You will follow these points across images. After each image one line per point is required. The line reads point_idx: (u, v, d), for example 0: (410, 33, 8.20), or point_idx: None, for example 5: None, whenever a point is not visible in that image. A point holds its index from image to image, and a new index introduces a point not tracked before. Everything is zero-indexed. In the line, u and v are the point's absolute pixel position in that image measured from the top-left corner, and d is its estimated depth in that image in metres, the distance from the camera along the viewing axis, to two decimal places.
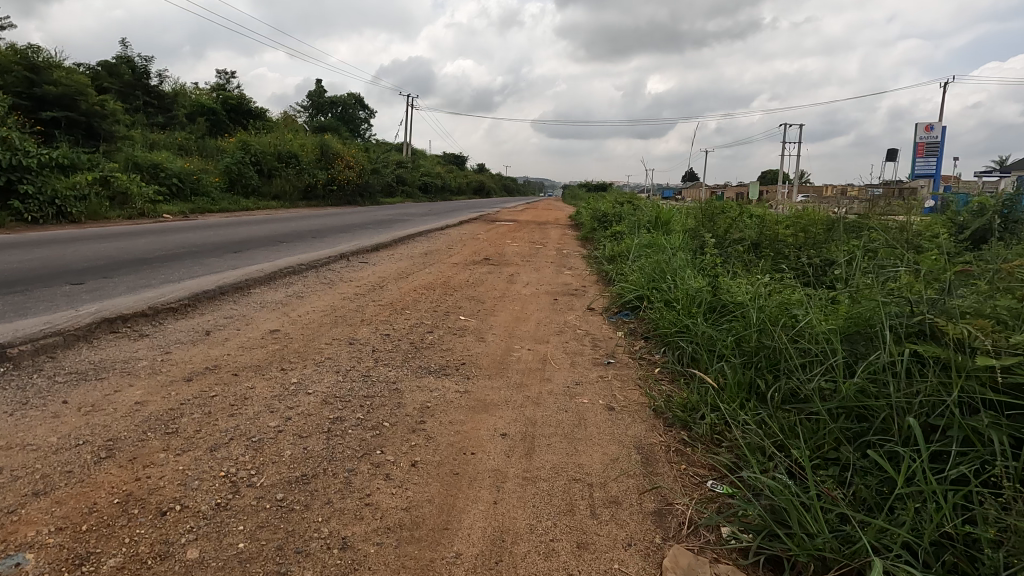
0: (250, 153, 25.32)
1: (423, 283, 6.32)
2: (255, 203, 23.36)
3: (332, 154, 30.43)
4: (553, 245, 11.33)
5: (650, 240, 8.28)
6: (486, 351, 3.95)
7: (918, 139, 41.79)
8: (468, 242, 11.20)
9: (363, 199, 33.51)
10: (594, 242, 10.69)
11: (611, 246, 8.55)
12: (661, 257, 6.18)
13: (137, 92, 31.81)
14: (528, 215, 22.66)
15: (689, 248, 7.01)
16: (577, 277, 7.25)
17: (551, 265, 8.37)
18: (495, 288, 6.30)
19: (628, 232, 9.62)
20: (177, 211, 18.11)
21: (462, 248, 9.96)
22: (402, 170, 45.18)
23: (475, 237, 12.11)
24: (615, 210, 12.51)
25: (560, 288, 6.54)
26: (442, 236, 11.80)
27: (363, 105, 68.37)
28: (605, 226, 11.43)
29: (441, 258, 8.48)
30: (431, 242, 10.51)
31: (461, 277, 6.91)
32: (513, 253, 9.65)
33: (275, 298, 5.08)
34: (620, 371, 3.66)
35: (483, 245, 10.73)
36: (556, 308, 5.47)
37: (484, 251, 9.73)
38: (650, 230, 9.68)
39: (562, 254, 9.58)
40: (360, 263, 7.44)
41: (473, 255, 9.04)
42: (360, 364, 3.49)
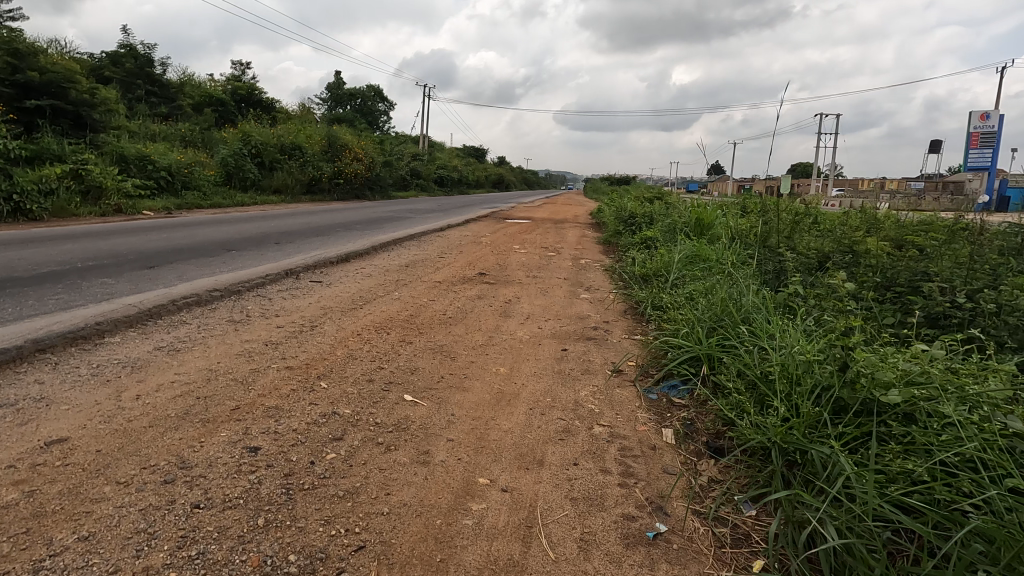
0: (250, 144, 23.83)
1: (377, 319, 4.48)
2: (253, 198, 21.86)
3: (340, 146, 28.88)
4: (568, 252, 9.39)
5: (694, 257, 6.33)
6: (422, 501, 2.09)
7: (970, 128, 38.62)
8: (467, 249, 9.33)
9: (372, 193, 31.86)
10: (619, 252, 8.72)
11: (641, 261, 6.59)
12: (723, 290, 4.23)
13: (139, 81, 30.47)
14: (545, 211, 20.73)
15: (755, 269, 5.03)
16: (596, 305, 5.39)
17: (562, 284, 6.47)
18: (481, 328, 4.46)
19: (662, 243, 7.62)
20: (158, 208, 16.58)
21: (456, 258, 8.16)
22: (415, 163, 43.41)
23: (477, 242, 10.22)
24: (643, 209, 10.56)
25: (574, 327, 4.65)
26: (438, 240, 10.00)
27: (379, 96, 66.69)
28: (632, 231, 9.43)
29: (424, 274, 6.63)
30: (421, 249, 8.66)
31: (438, 306, 5.06)
32: (519, 265, 7.76)
33: (127, 358, 3.29)
34: (678, 571, 1.78)
35: (485, 253, 8.87)
36: (563, 369, 3.61)
37: (482, 262, 7.85)
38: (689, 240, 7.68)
39: (578, 269, 7.64)
40: (310, 284, 5.63)
41: (464, 269, 7.19)
42: (128, 567, 1.66)
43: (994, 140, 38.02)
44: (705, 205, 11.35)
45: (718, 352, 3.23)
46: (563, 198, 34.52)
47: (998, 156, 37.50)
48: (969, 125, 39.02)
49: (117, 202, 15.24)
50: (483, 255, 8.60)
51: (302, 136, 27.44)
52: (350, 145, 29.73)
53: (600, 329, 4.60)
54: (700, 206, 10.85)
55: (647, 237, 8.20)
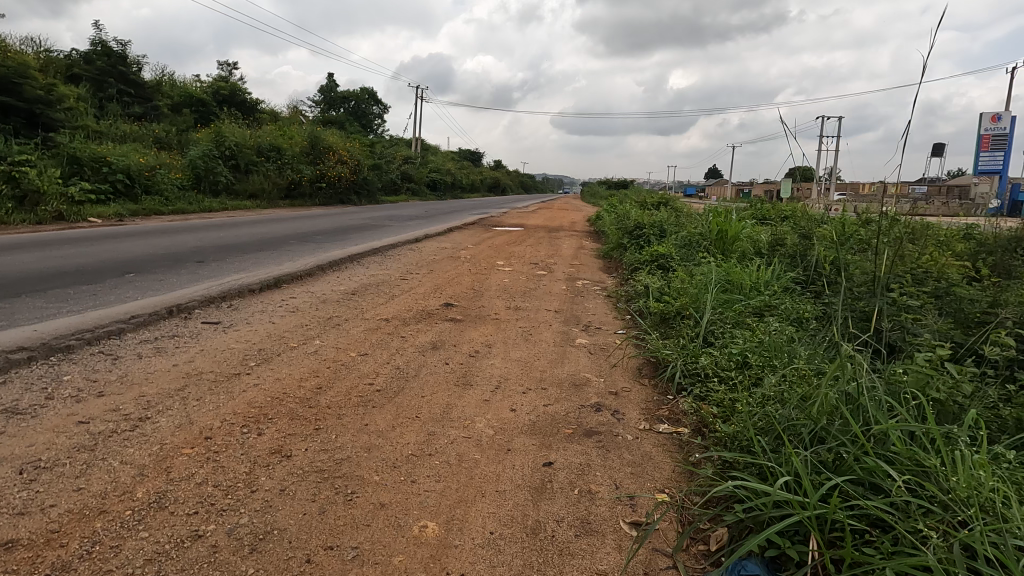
0: (223, 146, 22.26)
1: (260, 400, 2.88)
2: (224, 202, 20.26)
3: (322, 148, 27.29)
4: (561, 270, 7.82)
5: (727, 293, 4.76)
6: None
7: (982, 131, 37.27)
8: (440, 266, 7.76)
9: (358, 198, 30.27)
10: (623, 272, 7.14)
11: (657, 291, 5.03)
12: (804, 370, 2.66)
13: (111, 79, 28.76)
14: (539, 218, 19.18)
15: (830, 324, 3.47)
16: (597, 361, 3.84)
17: (552, 321, 4.91)
18: (420, 414, 2.85)
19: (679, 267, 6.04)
20: (110, 215, 15.01)
21: (422, 280, 6.60)
22: (406, 166, 41.78)
23: (454, 258, 8.64)
24: (650, 217, 9.01)
25: (566, 406, 3.07)
26: (406, 255, 8.43)
27: (372, 99, 64.93)
28: (639, 244, 7.84)
29: (371, 308, 5.04)
30: (383, 270, 7.09)
31: (368, 368, 3.46)
32: (500, 290, 6.18)
33: None
34: None
35: (461, 273, 7.29)
36: (542, 520, 2.02)
37: (453, 286, 6.26)
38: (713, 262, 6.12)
39: (574, 295, 6.05)
40: (198, 328, 4.05)
41: (427, 297, 5.61)
42: None
43: (1006, 143, 36.61)
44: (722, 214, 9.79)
45: (849, 524, 1.65)
46: (560, 203, 32.87)
47: (1010, 160, 36.08)
48: (979, 127, 37.63)
49: (58, 207, 13.60)
50: (458, 276, 7.05)
51: (281, 138, 25.87)
52: (334, 147, 28.13)
53: (605, 412, 3.01)
54: (716, 214, 9.28)
55: (661, 254, 6.61)
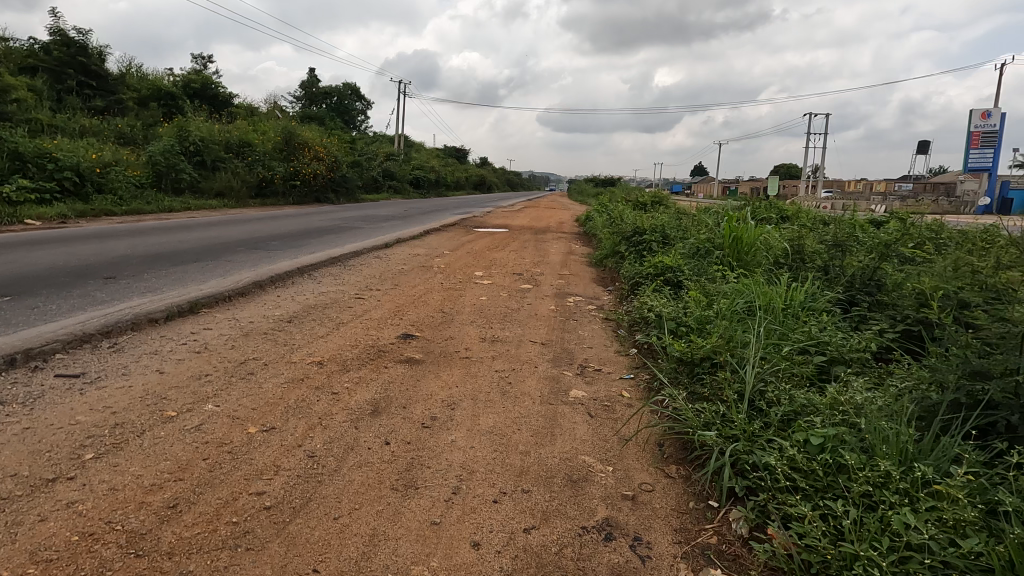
0: (188, 141, 20.83)
1: (59, 543, 1.75)
2: (186, 202, 18.85)
3: (296, 144, 25.91)
4: (549, 282, 6.75)
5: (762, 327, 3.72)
6: None
7: (971, 128, 36.94)
8: (408, 279, 6.64)
9: (336, 196, 28.95)
10: (622, 286, 6.09)
11: (671, 320, 3.98)
12: (955, 501, 1.62)
13: (70, 71, 27.01)
14: (525, 218, 18.11)
15: (939, 391, 2.42)
16: (599, 431, 2.76)
17: (538, 360, 3.83)
18: (323, 564, 1.75)
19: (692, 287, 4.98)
20: (52, 216, 13.62)
21: (381, 299, 5.49)
22: (388, 163, 40.42)
23: (426, 268, 7.53)
24: (649, 220, 7.98)
25: (558, 531, 1.98)
26: (370, 265, 7.31)
27: (354, 94, 63.26)
28: (639, 251, 6.78)
29: (305, 345, 3.90)
30: (337, 286, 5.95)
31: (266, 458, 2.33)
32: (474, 313, 5.08)
33: None
34: None
35: (430, 288, 6.16)
36: None
37: (417, 308, 5.14)
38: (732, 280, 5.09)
39: (565, 319, 4.97)
40: (42, 387, 2.89)
41: (381, 326, 4.50)
42: None
43: (996, 141, 36.28)
44: (728, 217, 8.77)
45: None
46: (547, 202, 31.72)
47: (1000, 156, 35.73)
48: (969, 126, 37.27)
49: None
50: (426, 292, 5.93)
51: (252, 133, 24.48)
52: (310, 143, 26.77)
53: (620, 544, 1.93)
54: (723, 218, 8.26)
55: (668, 266, 5.56)
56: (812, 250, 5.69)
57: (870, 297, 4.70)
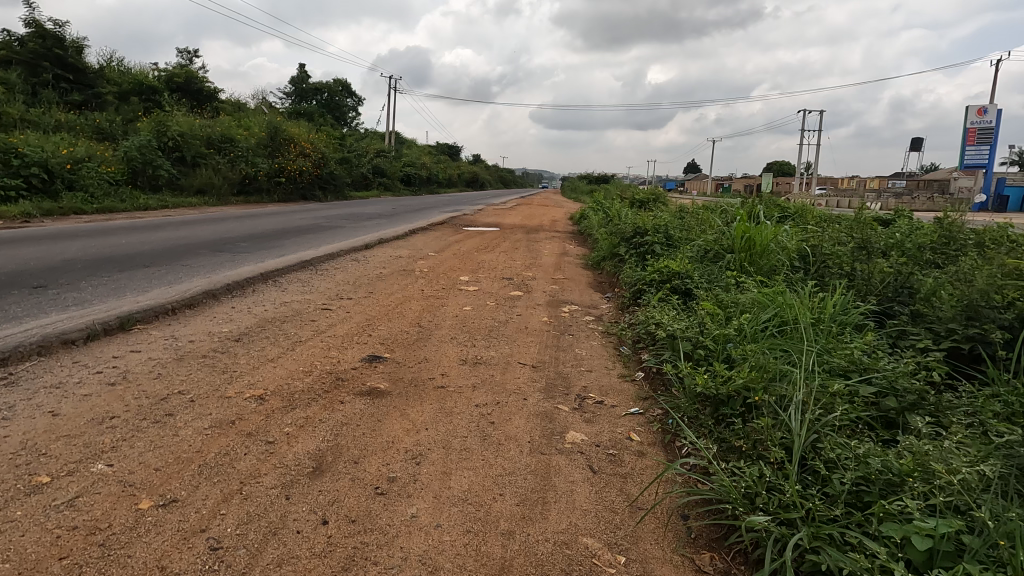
0: (167, 136, 20.01)
1: None
2: (163, 199, 18.00)
3: (281, 140, 25.10)
4: (541, 288, 6.14)
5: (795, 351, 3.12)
6: None
7: (968, 124, 36.61)
8: (385, 285, 5.98)
9: (323, 194, 28.17)
10: (623, 294, 5.47)
11: (686, 341, 3.37)
12: None
13: (45, 63, 25.97)
14: (518, 216, 17.44)
15: None
16: (606, 497, 2.15)
17: (528, 390, 3.21)
18: None
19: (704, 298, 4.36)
20: (15, 215, 12.83)
21: (352, 310, 4.84)
22: (378, 160, 39.58)
23: (407, 272, 6.88)
24: (650, 219, 7.36)
25: None
26: (344, 269, 6.65)
27: (344, 90, 62.19)
28: (641, 254, 6.17)
29: (247, 371, 3.26)
30: (303, 294, 5.30)
31: (149, 555, 1.69)
32: (455, 327, 4.44)
33: None
34: None
35: (409, 296, 5.52)
36: None
37: (390, 322, 4.50)
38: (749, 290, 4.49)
39: (559, 334, 4.35)
40: None
41: (345, 344, 3.85)
42: None
43: (992, 137, 35.98)
44: (734, 215, 8.16)
45: None
46: (540, 199, 31.04)
47: (996, 153, 35.42)
48: (965, 122, 36.93)
49: None
50: (404, 301, 5.29)
51: (235, 129, 23.65)
52: (295, 139, 25.97)
53: None
54: (731, 217, 7.65)
55: (676, 272, 4.94)
56: (834, 254, 5.10)
57: (907, 308, 4.11)
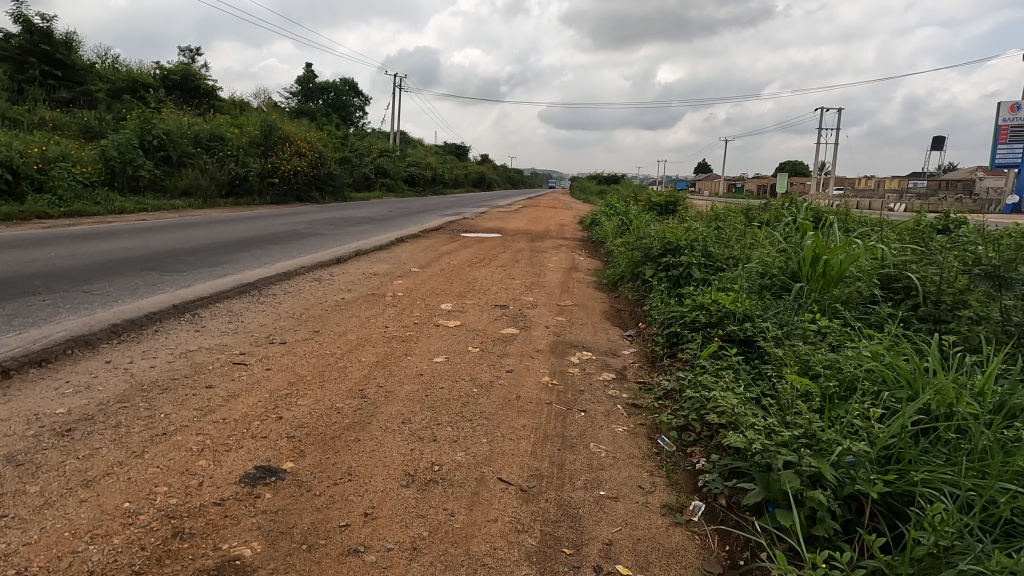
0: (150, 134, 18.83)
1: None
2: (141, 201, 16.73)
3: (275, 138, 23.87)
4: (542, 324, 4.75)
5: (988, 497, 1.76)
6: None
7: (999, 122, 34.69)
8: (340, 319, 4.60)
9: (321, 195, 26.96)
10: (653, 338, 4.09)
11: (783, 466, 1.97)
12: None
13: (31, 59, 24.80)
14: (524, 220, 16.03)
15: None
16: None
17: (507, 560, 1.82)
18: None
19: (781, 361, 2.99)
20: None
21: (276, 366, 3.46)
22: (380, 159, 38.27)
23: (377, 297, 5.51)
24: (681, 230, 5.93)
25: None
26: (295, 295, 5.27)
27: (349, 89, 61.10)
28: (673, 278, 4.76)
29: (21, 519, 1.88)
30: (219, 338, 3.94)
31: None
32: (412, 398, 3.04)
33: None
34: None
35: (365, 337, 4.13)
36: None
37: (319, 388, 3.11)
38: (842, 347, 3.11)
39: (563, 413, 2.94)
40: None
41: (232, 439, 2.48)
42: None
43: None
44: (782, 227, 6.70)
45: None
46: (547, 200, 29.60)
47: None
48: (995, 120, 35.03)
49: None
50: (354, 347, 3.90)
51: (225, 127, 22.45)
52: (291, 138, 24.75)
53: None
54: (780, 230, 6.20)
55: (730, 312, 3.57)
56: (949, 285, 3.68)
57: None
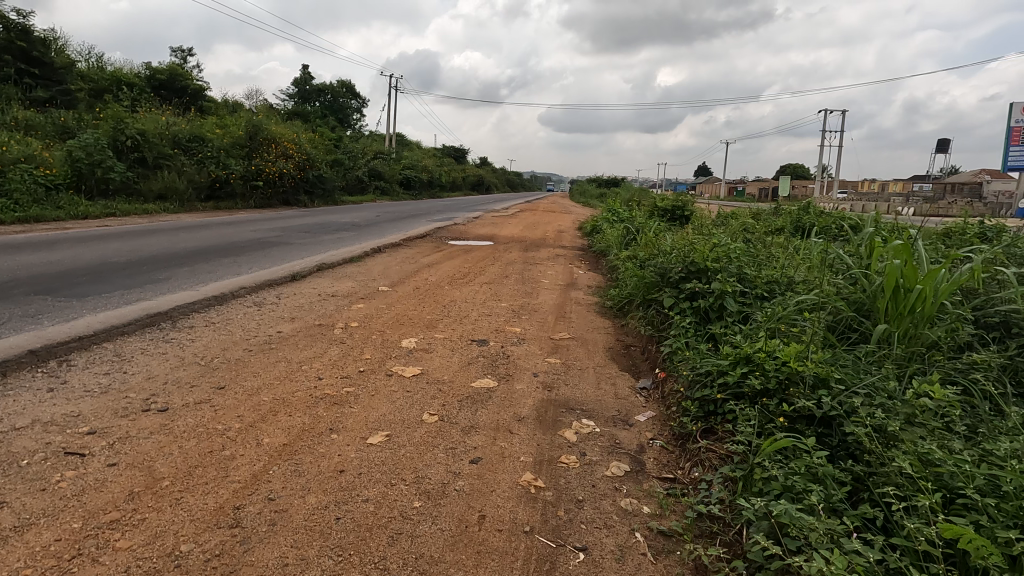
0: (124, 134, 17.73)
1: None
2: (110, 206, 15.60)
3: (260, 139, 22.79)
4: (527, 371, 3.64)
5: None
6: None
7: (1011, 123, 33.70)
8: (261, 368, 3.46)
9: (309, 199, 25.91)
10: (678, 400, 2.98)
11: None
12: None
13: (6, 55, 23.62)
14: (520, 226, 14.94)
15: None
16: None
17: None
18: None
19: (901, 476, 1.89)
20: None
21: (127, 457, 2.33)
22: (374, 162, 37.16)
23: (324, 329, 4.40)
24: (704, 243, 4.81)
25: None
26: (216, 330, 4.16)
27: (346, 90, 60.09)
28: (699, 311, 3.63)
29: None
30: (72, 403, 2.81)
31: None
32: (311, 529, 1.92)
33: None
34: None
35: (284, 398, 3.00)
36: None
37: (169, 509, 1.98)
38: (986, 452, 2.01)
39: (550, 565, 1.81)
40: None
41: None
42: None
43: None
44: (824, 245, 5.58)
45: None
46: (545, 205, 28.42)
47: None
48: (1008, 120, 33.93)
49: None
50: (262, 415, 2.77)
51: (207, 128, 21.38)
52: (278, 138, 23.65)
53: None
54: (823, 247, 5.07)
55: (798, 374, 2.45)
56: None
57: None
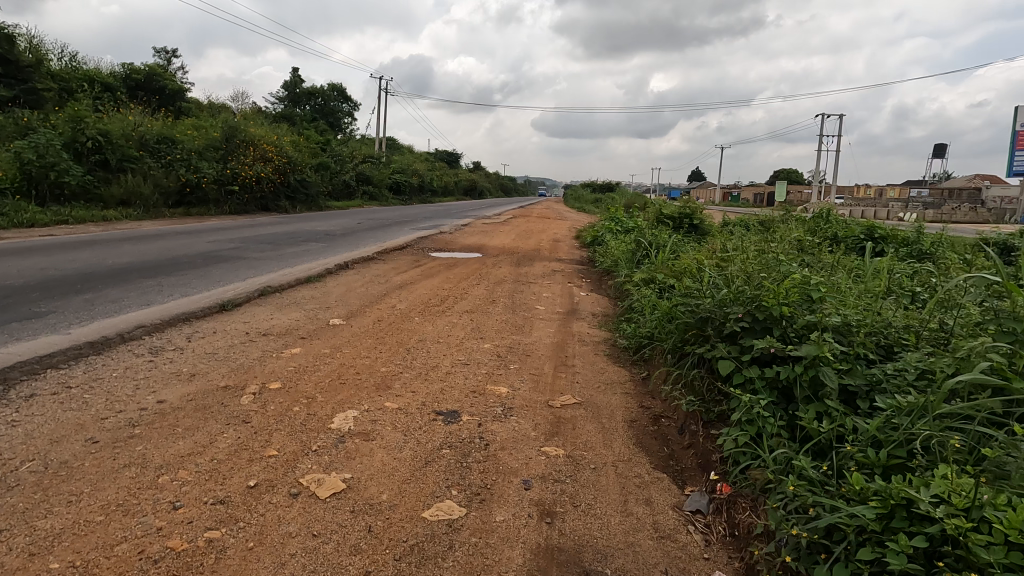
0: (83, 135, 16.31)
1: None
2: (62, 213, 14.22)
3: (237, 141, 21.48)
4: (512, 477, 2.37)
5: None
6: None
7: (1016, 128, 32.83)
8: (89, 483, 2.17)
9: (291, 204, 24.60)
10: (772, 566, 1.75)
11: None
12: None
13: None
14: (513, 235, 13.71)
15: None
16: None
17: None
18: None
19: None
20: None
21: None
22: (362, 167, 35.83)
23: (229, 393, 3.12)
24: (751, 268, 3.57)
25: None
26: (62, 402, 2.86)
27: (336, 93, 58.83)
28: (776, 386, 2.40)
29: None
30: None
31: None
32: None
33: None
34: None
35: (88, 567, 1.72)
36: None
37: None
38: None
39: None
40: None
41: None
42: None
43: None
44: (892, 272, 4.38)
45: None
46: (539, 211, 27.19)
47: None
48: (1012, 125, 33.12)
49: None
50: None
51: (179, 129, 20.05)
52: (257, 141, 22.32)
53: None
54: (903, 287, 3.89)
55: None
56: None
57: None
